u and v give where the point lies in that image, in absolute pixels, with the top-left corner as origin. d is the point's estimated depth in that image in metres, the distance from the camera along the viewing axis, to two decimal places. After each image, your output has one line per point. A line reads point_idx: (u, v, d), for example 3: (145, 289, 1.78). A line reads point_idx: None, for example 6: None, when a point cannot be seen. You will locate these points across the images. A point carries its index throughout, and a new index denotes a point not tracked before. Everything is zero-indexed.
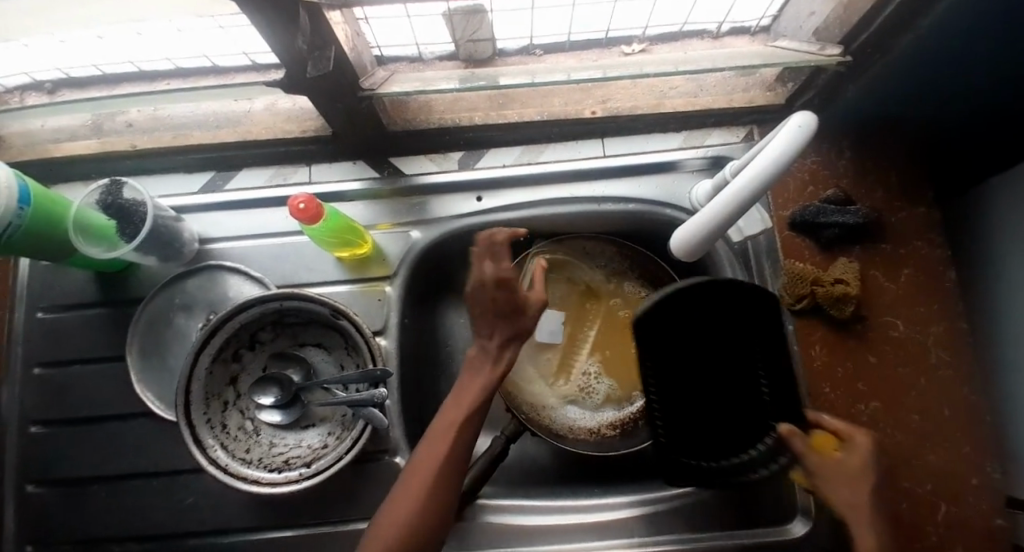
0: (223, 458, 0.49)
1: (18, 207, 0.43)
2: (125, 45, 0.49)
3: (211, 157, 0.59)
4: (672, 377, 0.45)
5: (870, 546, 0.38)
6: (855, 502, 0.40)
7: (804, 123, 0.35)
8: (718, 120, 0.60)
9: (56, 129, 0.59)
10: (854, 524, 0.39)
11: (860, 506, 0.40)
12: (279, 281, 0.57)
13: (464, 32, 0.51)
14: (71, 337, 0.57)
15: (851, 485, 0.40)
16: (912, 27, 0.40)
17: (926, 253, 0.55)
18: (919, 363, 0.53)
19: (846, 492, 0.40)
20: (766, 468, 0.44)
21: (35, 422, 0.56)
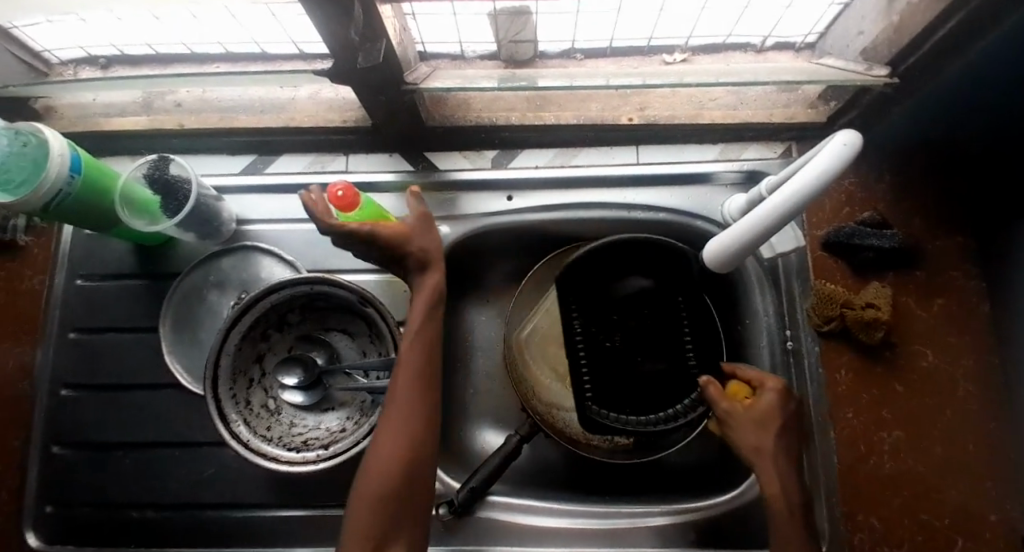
0: (245, 434, 0.50)
1: (69, 175, 0.45)
2: (181, 26, 0.51)
3: (253, 140, 0.60)
4: (601, 335, 0.49)
5: (771, 487, 0.40)
6: (759, 447, 0.42)
7: (850, 142, 0.33)
8: (756, 135, 0.59)
9: (108, 104, 0.61)
10: (757, 466, 0.41)
11: (764, 451, 0.41)
12: (310, 266, 0.59)
13: (507, 33, 0.51)
14: (107, 305, 0.59)
15: (756, 430, 0.42)
16: (967, 50, 0.39)
17: (961, 283, 0.53)
18: (946, 394, 0.51)
19: (752, 437, 0.42)
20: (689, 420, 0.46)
21: (66, 385, 0.58)
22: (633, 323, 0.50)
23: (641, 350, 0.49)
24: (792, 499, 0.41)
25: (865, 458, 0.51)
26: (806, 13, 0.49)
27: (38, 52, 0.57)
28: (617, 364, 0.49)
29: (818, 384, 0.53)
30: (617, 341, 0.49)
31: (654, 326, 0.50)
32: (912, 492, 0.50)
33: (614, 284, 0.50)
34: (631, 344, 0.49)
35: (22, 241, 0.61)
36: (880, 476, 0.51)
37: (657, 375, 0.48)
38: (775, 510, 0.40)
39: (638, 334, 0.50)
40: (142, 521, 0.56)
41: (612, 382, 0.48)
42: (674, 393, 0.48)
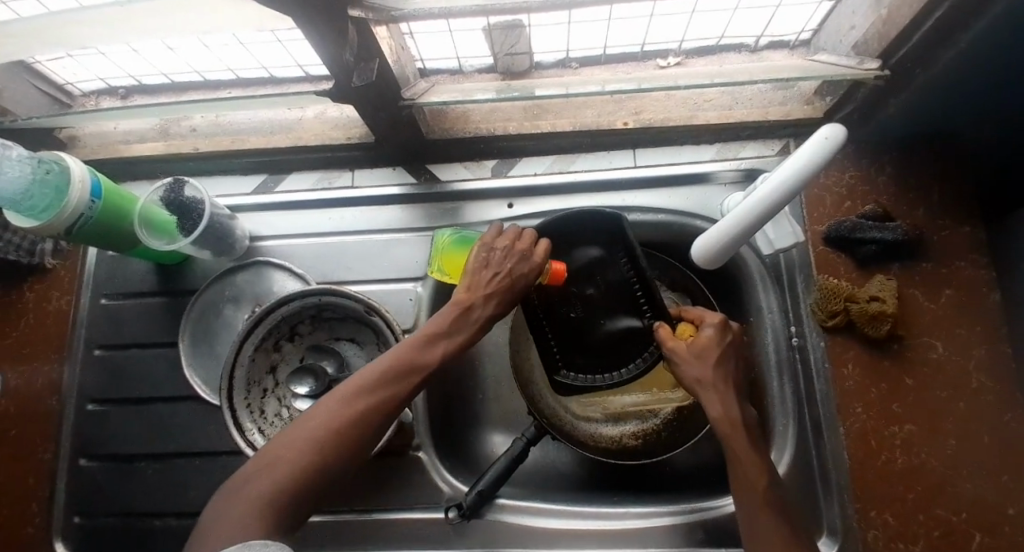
0: (259, 442, 0.52)
1: (90, 200, 0.48)
2: (194, 55, 0.54)
3: (266, 160, 0.63)
4: (562, 305, 0.53)
5: (716, 410, 0.40)
6: (700, 376, 0.42)
7: (832, 135, 0.35)
8: (752, 133, 0.60)
9: (128, 132, 0.64)
10: (701, 396, 0.42)
11: (708, 381, 0.41)
12: (320, 278, 0.61)
13: (502, 46, 0.53)
14: (129, 323, 0.62)
15: (697, 361, 0.42)
16: (955, 41, 0.39)
17: (969, 273, 0.53)
18: (958, 386, 0.50)
19: (693, 368, 0.42)
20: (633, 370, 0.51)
21: (93, 400, 0.61)
22: (589, 290, 0.53)
23: (601, 314, 0.52)
24: (740, 423, 0.40)
25: (875, 454, 0.50)
26: (796, 11, 0.50)
27: (62, 85, 0.60)
28: (582, 332, 0.53)
29: (823, 377, 0.53)
30: (578, 310, 0.53)
31: (609, 290, 0.52)
32: (926, 486, 0.49)
33: (566, 258, 0.52)
34: (591, 310, 0.53)
35: (50, 263, 0.64)
36: (891, 472, 0.50)
37: (619, 333, 0.51)
38: (727, 434, 0.39)
39: (597, 300, 0.52)
40: (165, 529, 0.58)
41: (580, 348, 0.53)
42: (634, 347, 0.51)
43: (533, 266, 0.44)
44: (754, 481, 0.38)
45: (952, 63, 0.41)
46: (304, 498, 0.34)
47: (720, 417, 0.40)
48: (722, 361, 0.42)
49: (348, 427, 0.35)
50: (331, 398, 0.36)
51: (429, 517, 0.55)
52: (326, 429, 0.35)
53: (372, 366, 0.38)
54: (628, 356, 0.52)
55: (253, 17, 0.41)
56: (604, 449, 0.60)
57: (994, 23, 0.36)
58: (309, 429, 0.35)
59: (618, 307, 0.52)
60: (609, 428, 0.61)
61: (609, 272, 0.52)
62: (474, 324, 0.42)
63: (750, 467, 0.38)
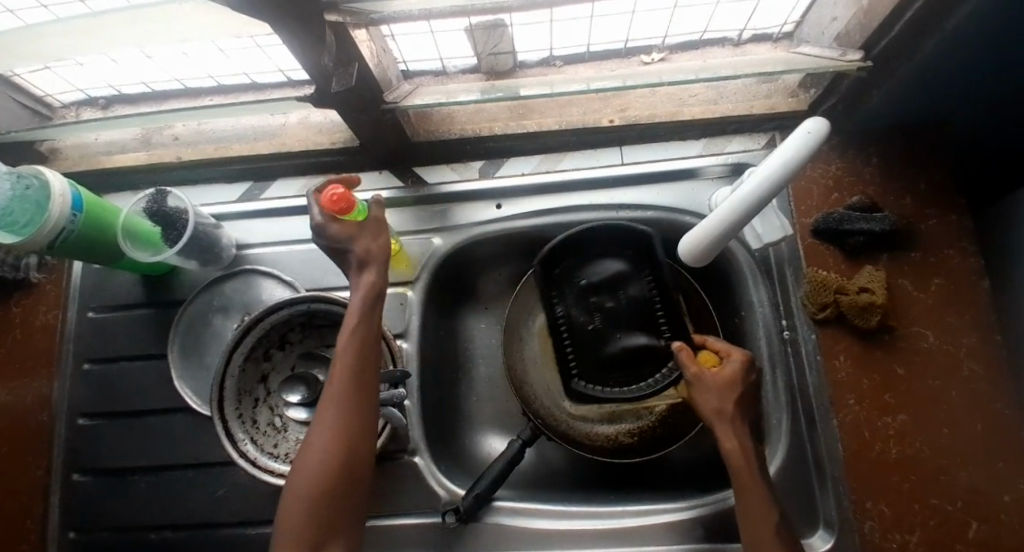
0: (252, 452, 0.51)
1: (71, 213, 0.47)
2: (173, 64, 0.53)
3: (250, 167, 0.62)
4: (582, 316, 0.55)
5: (729, 443, 0.43)
6: (717, 408, 0.44)
7: (817, 128, 0.35)
8: (739, 127, 0.60)
9: (109, 142, 0.63)
10: (717, 427, 0.44)
11: (728, 413, 0.44)
12: (309, 286, 0.60)
13: (485, 46, 0.53)
14: (117, 335, 0.61)
15: (716, 393, 0.45)
16: (937, 31, 0.39)
17: (957, 261, 0.53)
18: (949, 375, 0.51)
19: (712, 399, 0.45)
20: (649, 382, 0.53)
21: (83, 415, 0.60)
22: (609, 302, 0.54)
23: (619, 327, 0.54)
24: (751, 453, 0.43)
25: (869, 445, 0.51)
26: (777, 4, 0.50)
27: (41, 96, 0.59)
28: (597, 343, 0.54)
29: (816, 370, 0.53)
30: (596, 321, 0.54)
31: (630, 304, 0.53)
32: (920, 476, 0.49)
33: (588, 270, 0.55)
34: (609, 322, 0.54)
35: (35, 278, 0.63)
36: (886, 462, 0.50)
37: (634, 349, 0.53)
38: (732, 461, 0.42)
39: (617, 312, 0.54)
40: (161, 543, 0.57)
41: (595, 359, 0.54)
42: (650, 363, 0.53)
43: (334, 226, 0.46)
44: (761, 515, 0.40)
45: (934, 52, 0.41)
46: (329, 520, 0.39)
47: (734, 451, 0.42)
48: (738, 394, 0.44)
49: (338, 446, 0.40)
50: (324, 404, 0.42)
51: (424, 522, 0.55)
52: (324, 453, 0.40)
53: (334, 381, 0.42)
54: (645, 370, 0.53)
55: (228, 23, 0.40)
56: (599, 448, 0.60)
57: (972, 13, 0.36)
58: (310, 459, 0.40)
59: (638, 322, 0.53)
60: (605, 427, 0.61)
61: (631, 287, 0.53)
62: (371, 292, 0.45)
63: (756, 500, 0.40)
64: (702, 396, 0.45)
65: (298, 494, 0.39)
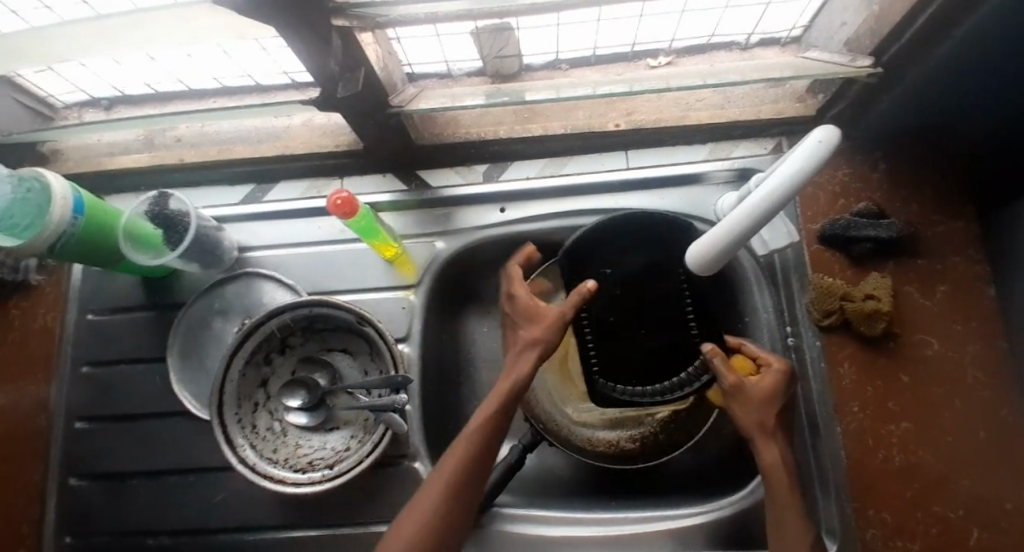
0: (252, 457, 0.50)
1: (72, 216, 0.47)
2: (176, 65, 0.53)
3: (253, 170, 0.62)
4: (605, 310, 0.51)
5: (772, 456, 0.42)
6: (757, 420, 0.44)
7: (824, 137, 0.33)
8: (745, 132, 0.59)
9: (111, 143, 0.63)
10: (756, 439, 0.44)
11: (767, 425, 0.44)
12: (310, 289, 0.60)
13: (491, 50, 0.53)
14: (116, 338, 0.61)
15: (759, 405, 0.44)
16: (948, 36, 0.39)
17: (963, 269, 0.52)
18: (954, 383, 0.50)
19: (754, 412, 0.44)
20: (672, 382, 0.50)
21: (82, 418, 0.60)
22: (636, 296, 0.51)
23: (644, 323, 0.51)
24: (792, 469, 0.42)
25: (873, 451, 0.50)
26: (786, 8, 0.49)
27: (45, 97, 0.59)
28: (621, 340, 0.51)
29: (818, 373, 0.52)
30: (621, 316, 0.51)
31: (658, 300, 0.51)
32: (923, 484, 0.49)
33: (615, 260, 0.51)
34: (633, 317, 0.51)
35: (36, 279, 0.63)
36: (890, 469, 0.49)
37: (660, 347, 0.51)
38: (771, 478, 0.42)
39: (642, 304, 0.51)
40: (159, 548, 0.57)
41: (616, 357, 0.51)
42: (675, 364, 0.50)
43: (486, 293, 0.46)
44: (797, 538, 0.40)
45: (945, 58, 0.40)
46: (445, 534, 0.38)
47: (776, 464, 0.42)
48: (775, 408, 0.44)
49: (476, 456, 0.40)
50: (451, 450, 0.41)
51: None
52: (460, 460, 0.40)
53: (472, 430, 0.41)
54: (669, 371, 0.51)
55: (235, 26, 0.40)
56: (602, 453, 0.59)
57: (987, 19, 0.35)
58: (444, 468, 0.40)
59: (665, 320, 0.51)
60: (606, 433, 0.61)
61: (660, 281, 0.51)
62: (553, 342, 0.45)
63: (792, 523, 0.40)
64: (742, 408, 0.45)
65: (423, 503, 0.38)
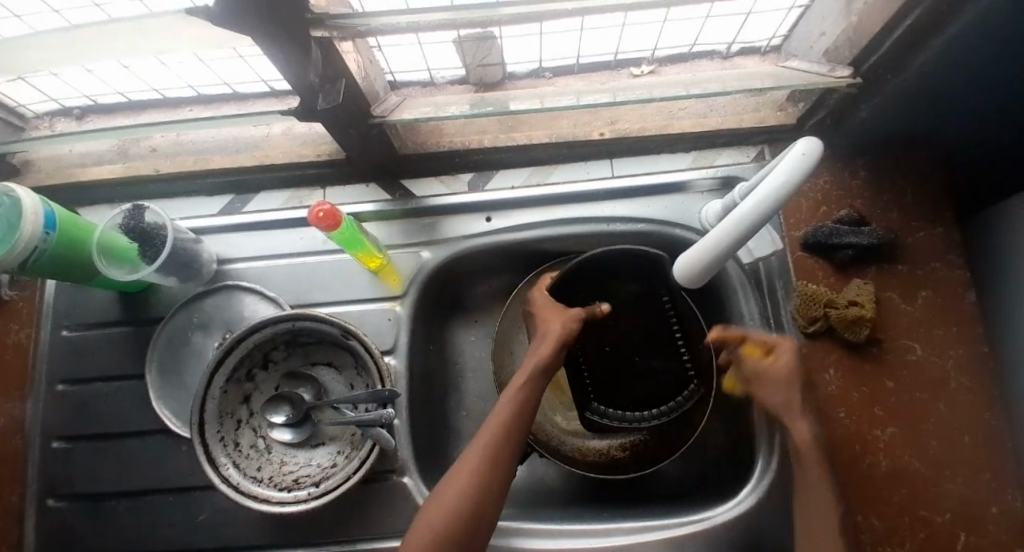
0: (235, 476, 0.49)
1: (44, 231, 0.45)
2: (150, 73, 0.51)
3: (232, 180, 0.61)
4: (598, 342, 0.55)
5: (803, 439, 0.46)
6: (785, 403, 0.47)
7: (808, 150, 0.34)
8: (728, 140, 0.60)
9: (84, 154, 0.61)
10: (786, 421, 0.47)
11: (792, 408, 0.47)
12: (293, 301, 0.59)
13: (474, 58, 0.52)
14: (93, 355, 0.59)
15: (781, 389, 0.47)
16: (926, 47, 0.39)
17: (943, 274, 0.53)
18: (936, 387, 0.51)
19: (779, 395, 0.47)
20: (666, 406, 0.55)
21: (59, 437, 0.58)
22: (625, 327, 0.55)
23: (637, 352, 0.55)
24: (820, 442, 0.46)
25: (860, 457, 0.51)
26: (766, 18, 0.50)
27: (13, 107, 0.57)
28: (618, 371, 0.56)
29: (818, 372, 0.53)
30: (615, 347, 0.55)
31: (646, 330, 0.55)
32: (909, 488, 0.49)
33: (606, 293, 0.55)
34: (627, 346, 0.55)
35: (7, 295, 0.61)
36: (877, 475, 0.50)
37: (653, 371, 0.55)
38: (801, 458, 0.46)
39: (632, 334, 0.55)
40: None
41: (614, 386, 0.56)
42: (668, 389, 0.55)
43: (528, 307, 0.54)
44: (826, 514, 0.44)
45: (922, 69, 0.41)
46: (471, 532, 0.39)
47: (805, 440, 0.45)
48: (798, 389, 0.47)
49: (500, 449, 0.42)
50: (474, 445, 0.42)
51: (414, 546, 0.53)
52: (484, 455, 0.41)
53: (491, 425, 0.43)
54: (664, 396, 0.55)
55: (211, 37, 0.39)
56: (592, 462, 0.60)
57: (962, 32, 0.36)
58: (466, 465, 0.41)
59: (654, 348, 0.55)
60: (596, 441, 0.61)
61: (645, 310, 0.55)
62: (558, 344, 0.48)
63: (819, 499, 0.44)
64: (770, 394, 0.48)
65: (447, 500, 0.39)
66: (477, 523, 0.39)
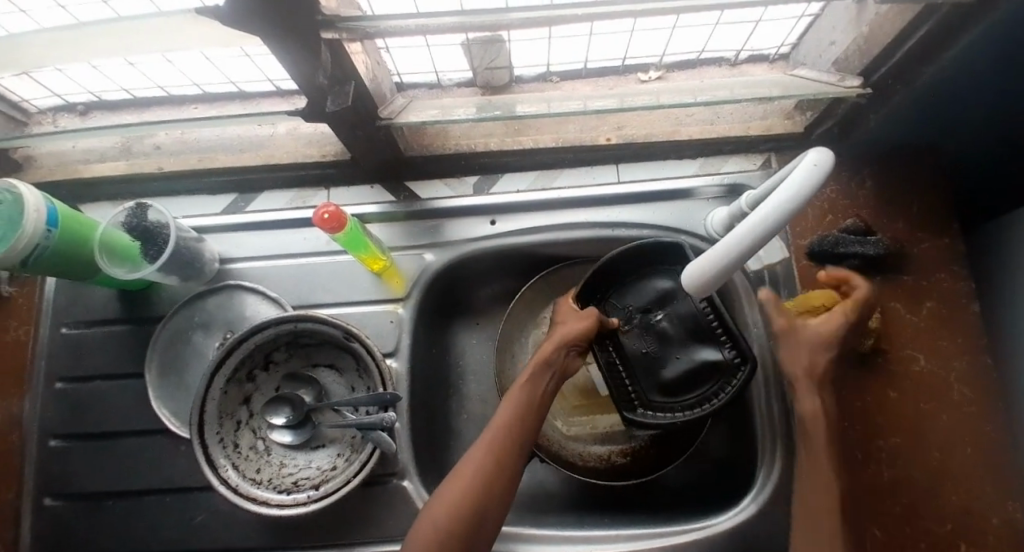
0: (234, 478, 0.49)
1: (45, 229, 0.45)
2: (157, 71, 0.51)
3: (235, 179, 0.61)
4: (634, 341, 0.54)
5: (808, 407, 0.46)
6: (803, 371, 0.48)
7: (820, 161, 0.34)
8: (734, 148, 0.60)
9: (87, 150, 0.61)
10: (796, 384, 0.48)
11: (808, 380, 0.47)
12: (295, 302, 0.58)
13: (482, 61, 0.52)
14: (93, 353, 0.59)
15: (808, 353, 0.48)
16: (936, 59, 0.39)
17: (948, 285, 0.53)
18: (940, 399, 0.51)
19: (802, 359, 0.48)
20: (711, 402, 0.49)
21: (56, 436, 0.57)
22: (660, 323, 0.53)
23: (674, 349, 0.52)
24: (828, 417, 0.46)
25: (864, 468, 0.50)
26: (775, 27, 0.50)
27: (18, 102, 0.57)
28: (652, 368, 0.53)
29: (819, 344, 0.47)
30: (648, 345, 0.53)
31: (680, 322, 0.52)
32: (913, 500, 0.49)
33: (637, 289, 0.55)
34: (664, 345, 0.53)
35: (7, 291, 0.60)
36: (881, 486, 0.50)
37: (697, 366, 0.51)
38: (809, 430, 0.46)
39: (669, 335, 0.53)
40: None
41: (654, 385, 0.52)
42: (711, 380, 0.50)
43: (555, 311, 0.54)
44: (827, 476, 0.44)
45: (932, 81, 0.41)
46: (473, 532, 0.38)
47: (808, 407, 0.46)
48: (820, 359, 0.47)
49: (505, 449, 0.41)
50: (478, 446, 0.42)
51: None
52: (487, 450, 0.41)
53: (495, 424, 0.43)
54: (709, 390, 0.50)
55: (220, 36, 0.39)
56: (594, 469, 0.60)
57: (974, 44, 0.36)
58: (466, 469, 0.41)
59: (694, 341, 0.51)
60: (598, 447, 0.61)
61: (678, 303, 0.53)
62: (562, 343, 0.48)
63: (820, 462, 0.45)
64: (790, 353, 0.49)
65: (446, 502, 0.39)
66: (477, 527, 0.38)
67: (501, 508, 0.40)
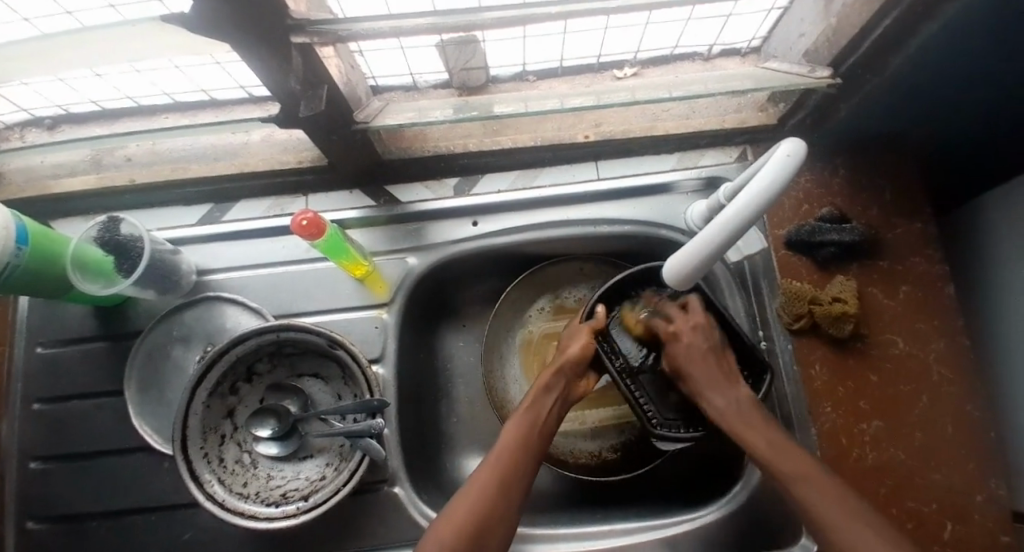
0: (220, 493, 0.48)
1: (15, 247, 0.44)
2: (124, 81, 0.50)
3: (211, 189, 0.60)
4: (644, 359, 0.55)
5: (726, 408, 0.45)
6: (701, 380, 0.47)
7: (793, 153, 0.34)
8: (711, 141, 0.60)
9: (56, 165, 0.59)
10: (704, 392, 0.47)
11: (746, 439, 0.43)
12: (277, 311, 0.58)
13: (457, 61, 0.52)
14: (70, 371, 0.57)
15: (693, 362, 0.48)
16: (902, 46, 0.40)
17: (922, 268, 0.54)
18: (921, 380, 0.52)
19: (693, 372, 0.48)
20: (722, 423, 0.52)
21: (35, 458, 0.56)
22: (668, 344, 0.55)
23: None
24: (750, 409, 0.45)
25: (848, 451, 0.51)
26: (746, 20, 0.50)
27: None
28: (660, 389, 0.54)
29: (703, 347, 0.48)
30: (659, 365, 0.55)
31: None
32: (897, 481, 0.50)
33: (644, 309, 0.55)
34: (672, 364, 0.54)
35: None
36: (865, 468, 0.51)
37: None
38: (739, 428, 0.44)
39: None
40: None
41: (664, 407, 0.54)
42: None
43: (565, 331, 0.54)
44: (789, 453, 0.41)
45: (898, 69, 0.42)
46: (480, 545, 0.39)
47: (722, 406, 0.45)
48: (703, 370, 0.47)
49: (510, 464, 0.43)
50: (485, 464, 0.43)
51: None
52: (493, 466, 0.42)
53: (502, 443, 0.44)
54: None
55: (187, 43, 0.38)
56: (584, 466, 0.60)
57: (937, 32, 0.37)
58: (474, 484, 0.41)
59: None
60: (587, 444, 0.61)
61: None
62: (560, 368, 0.49)
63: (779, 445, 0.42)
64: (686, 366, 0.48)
65: (454, 516, 0.39)
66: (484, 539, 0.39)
67: (504, 528, 0.40)
